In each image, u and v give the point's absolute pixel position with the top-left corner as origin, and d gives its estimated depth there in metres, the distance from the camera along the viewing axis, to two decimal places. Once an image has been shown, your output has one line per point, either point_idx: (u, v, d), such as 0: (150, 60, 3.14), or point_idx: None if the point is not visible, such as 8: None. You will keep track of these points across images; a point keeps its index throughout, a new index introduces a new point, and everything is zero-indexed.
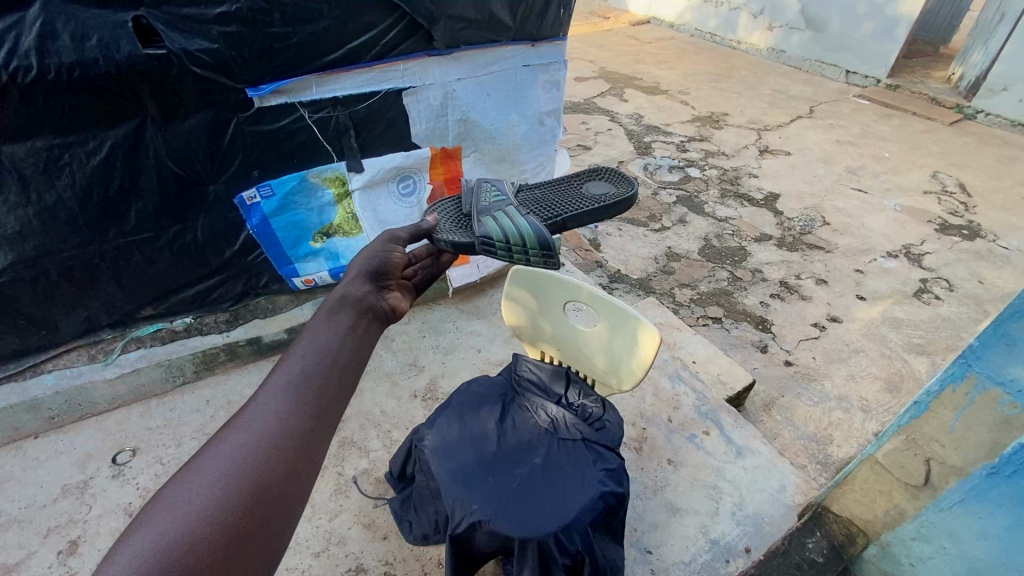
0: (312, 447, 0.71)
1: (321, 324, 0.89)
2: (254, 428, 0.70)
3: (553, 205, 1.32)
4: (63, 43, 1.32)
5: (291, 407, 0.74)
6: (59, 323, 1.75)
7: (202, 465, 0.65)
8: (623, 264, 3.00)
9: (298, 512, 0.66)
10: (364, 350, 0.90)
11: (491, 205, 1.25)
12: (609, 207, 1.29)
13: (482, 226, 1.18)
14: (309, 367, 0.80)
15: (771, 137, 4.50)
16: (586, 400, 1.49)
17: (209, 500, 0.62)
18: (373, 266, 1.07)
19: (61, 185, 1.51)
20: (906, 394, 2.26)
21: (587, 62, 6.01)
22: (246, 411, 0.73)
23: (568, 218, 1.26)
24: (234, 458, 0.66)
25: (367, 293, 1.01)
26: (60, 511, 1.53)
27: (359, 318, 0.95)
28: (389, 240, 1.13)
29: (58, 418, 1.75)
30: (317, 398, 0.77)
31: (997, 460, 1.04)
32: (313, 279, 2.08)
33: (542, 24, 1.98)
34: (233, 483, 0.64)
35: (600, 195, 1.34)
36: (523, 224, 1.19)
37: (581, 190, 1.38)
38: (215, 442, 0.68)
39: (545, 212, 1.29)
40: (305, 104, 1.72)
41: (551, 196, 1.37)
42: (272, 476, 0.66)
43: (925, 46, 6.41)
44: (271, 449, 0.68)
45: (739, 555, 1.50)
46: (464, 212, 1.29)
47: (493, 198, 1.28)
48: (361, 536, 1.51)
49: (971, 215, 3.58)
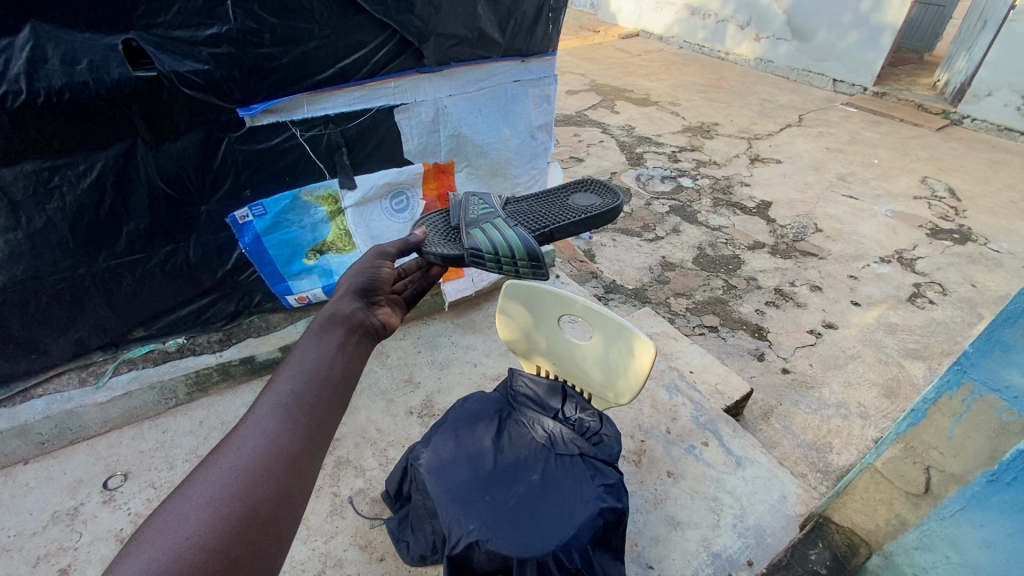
0: (303, 468, 0.70)
1: (310, 343, 0.89)
2: (244, 453, 0.68)
3: (541, 217, 1.32)
4: (52, 67, 1.32)
5: (282, 427, 0.73)
6: (50, 346, 1.73)
7: (190, 490, 0.64)
8: (618, 274, 3.00)
9: (292, 534, 0.65)
10: (354, 367, 0.89)
11: (479, 217, 1.25)
12: (593, 216, 1.30)
13: (471, 237, 1.17)
14: (299, 387, 0.79)
15: (762, 145, 4.55)
16: (583, 414, 1.48)
17: (200, 525, 0.60)
18: (361, 282, 1.06)
19: (52, 209, 1.50)
20: (904, 399, 2.26)
21: (577, 75, 6.08)
22: (234, 435, 0.72)
23: (556, 229, 1.26)
24: (224, 482, 0.65)
25: (357, 309, 1.01)
26: (49, 539, 1.50)
27: (349, 335, 0.94)
28: (378, 255, 1.12)
29: (49, 443, 1.72)
30: (308, 418, 0.76)
31: (996, 468, 1.04)
32: (306, 296, 2.06)
33: (531, 39, 2.01)
34: (223, 508, 0.62)
35: (587, 205, 1.34)
36: (511, 235, 1.19)
37: (567, 202, 1.38)
38: (205, 466, 0.67)
39: (533, 223, 1.29)
40: (296, 122, 1.73)
41: (538, 207, 1.37)
42: (262, 499, 0.65)
43: (910, 54, 6.52)
44: (263, 472, 0.67)
45: (741, 568, 1.48)
46: (453, 225, 1.29)
47: (481, 210, 1.28)
48: (358, 558, 1.48)
49: (962, 219, 3.61)
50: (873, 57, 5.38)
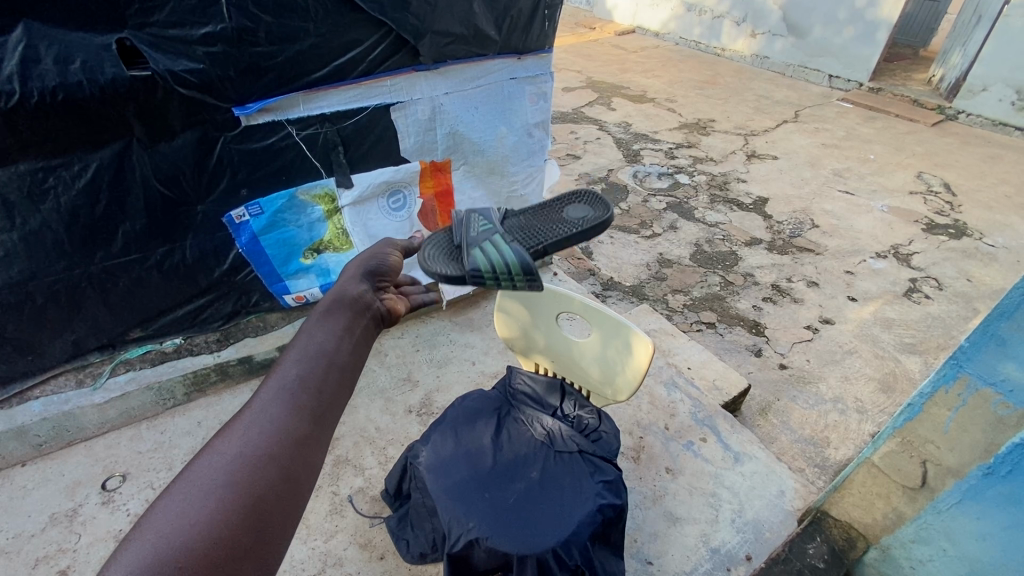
0: (308, 452, 0.72)
1: (315, 329, 0.90)
2: (250, 437, 0.70)
3: (535, 232, 1.32)
4: (45, 66, 1.31)
5: (288, 412, 0.74)
6: (46, 347, 1.73)
7: (196, 473, 0.65)
8: (615, 271, 3.00)
9: (298, 517, 0.66)
10: (358, 355, 0.91)
11: (479, 235, 1.23)
12: (581, 228, 1.31)
13: (470, 259, 1.16)
14: (304, 373, 0.81)
15: (758, 141, 4.56)
16: (581, 411, 1.49)
17: (208, 505, 0.61)
18: (371, 267, 1.08)
19: (47, 210, 1.50)
20: (900, 394, 2.27)
21: (574, 72, 6.07)
22: (239, 419, 0.73)
23: (549, 245, 1.26)
24: (230, 465, 0.66)
25: (364, 293, 1.03)
26: (48, 540, 1.50)
27: (355, 319, 0.96)
28: (386, 244, 1.15)
29: (46, 445, 1.72)
30: (312, 403, 0.77)
31: (992, 461, 1.04)
32: (304, 296, 2.07)
33: (527, 36, 2.00)
34: (230, 490, 0.63)
35: (579, 219, 1.34)
36: (510, 252, 1.17)
37: (560, 215, 1.38)
38: (210, 450, 0.68)
39: (528, 240, 1.28)
40: (292, 121, 1.72)
41: (532, 221, 1.37)
42: (268, 481, 0.66)
43: (905, 49, 6.54)
44: (269, 454, 0.68)
45: (740, 563, 1.48)
46: (454, 243, 1.27)
47: (481, 228, 1.26)
48: (358, 556, 1.49)
49: (957, 214, 3.62)
50: (869, 53, 5.39)
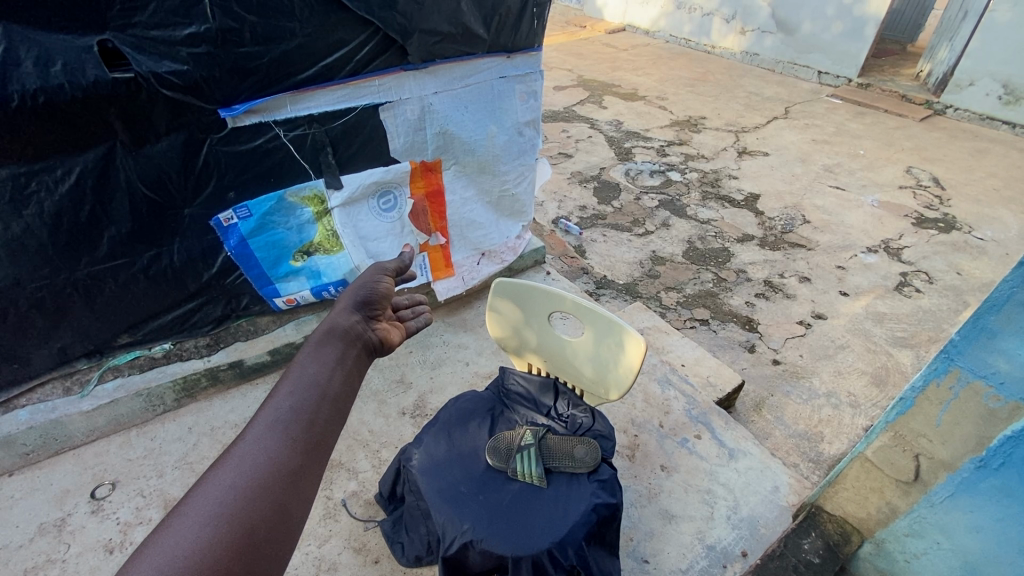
0: (300, 485, 0.72)
1: (309, 359, 0.91)
2: (243, 469, 0.70)
3: (551, 448, 1.38)
4: (26, 69, 1.29)
5: (280, 445, 0.74)
6: (31, 355, 1.69)
7: (189, 507, 0.65)
8: (609, 269, 3.01)
9: (290, 552, 0.66)
10: (352, 383, 0.92)
11: (524, 454, 1.36)
12: (579, 459, 1.36)
13: (492, 457, 1.36)
14: (298, 404, 0.81)
15: (749, 138, 4.57)
16: (575, 410, 1.49)
17: (198, 543, 0.61)
18: (361, 297, 1.08)
19: (29, 216, 1.47)
20: (893, 387, 2.28)
21: (564, 71, 6.08)
22: (232, 452, 0.73)
23: (550, 468, 1.34)
24: (222, 500, 0.66)
25: (356, 323, 1.03)
26: (36, 551, 1.48)
27: (347, 349, 0.97)
28: (377, 271, 1.15)
29: (34, 453, 1.71)
30: (306, 435, 0.78)
31: (984, 453, 1.05)
32: (294, 299, 2.04)
33: (517, 35, 1.99)
34: (221, 527, 0.63)
35: (575, 461, 1.35)
36: (517, 473, 1.32)
37: (569, 450, 1.38)
38: (203, 484, 0.68)
39: (543, 450, 1.37)
40: (280, 122, 1.70)
41: (552, 436, 1.42)
42: (258, 518, 0.66)
43: (892, 45, 6.60)
44: (261, 489, 0.69)
45: (736, 559, 1.49)
46: (518, 441, 1.39)
47: (527, 453, 1.36)
48: (352, 562, 1.47)
49: (947, 208, 3.64)
50: (858, 49, 5.41)
